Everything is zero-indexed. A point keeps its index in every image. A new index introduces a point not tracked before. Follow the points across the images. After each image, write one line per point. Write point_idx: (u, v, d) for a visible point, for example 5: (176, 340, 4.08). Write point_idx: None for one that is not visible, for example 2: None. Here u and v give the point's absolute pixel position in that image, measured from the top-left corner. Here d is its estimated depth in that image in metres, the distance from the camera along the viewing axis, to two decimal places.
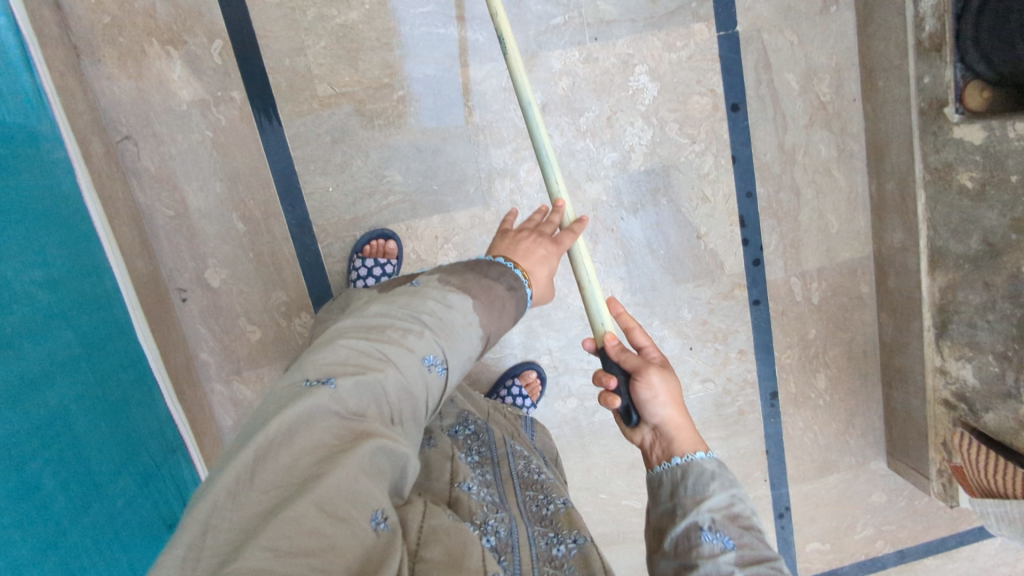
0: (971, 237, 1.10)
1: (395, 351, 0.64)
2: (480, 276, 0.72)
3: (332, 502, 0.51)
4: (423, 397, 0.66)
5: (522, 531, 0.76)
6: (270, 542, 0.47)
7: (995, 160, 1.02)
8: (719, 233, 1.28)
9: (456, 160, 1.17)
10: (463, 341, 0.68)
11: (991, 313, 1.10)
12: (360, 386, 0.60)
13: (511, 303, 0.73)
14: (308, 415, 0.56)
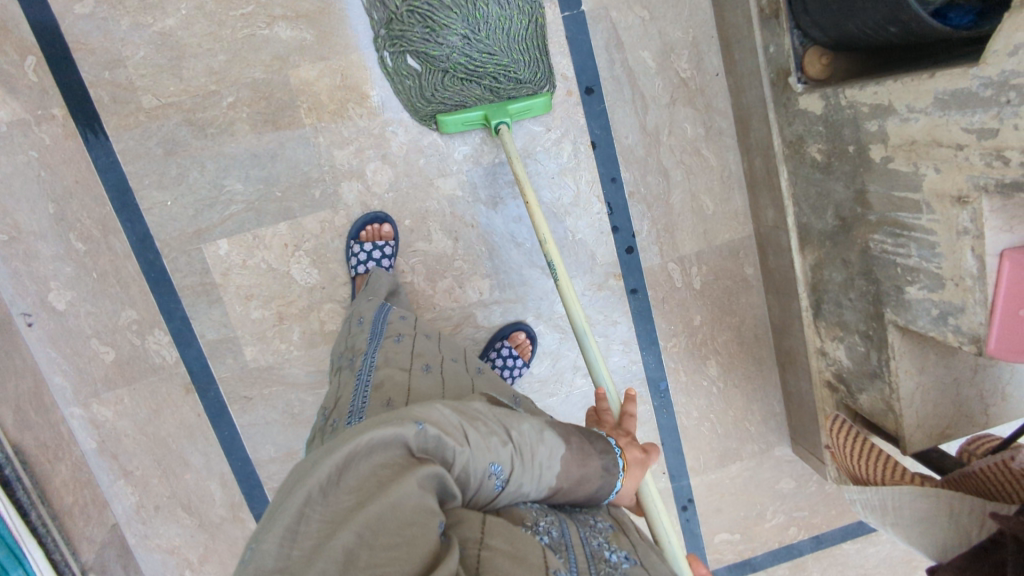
0: (827, 211, 1.05)
1: (476, 435, 0.62)
2: (586, 442, 0.70)
3: (405, 509, 0.52)
4: (496, 495, 0.64)
5: (574, 532, 0.65)
6: (355, 539, 0.49)
7: (834, 130, 0.97)
8: (586, 222, 1.24)
9: (297, 164, 1.14)
10: (540, 466, 0.65)
11: (852, 290, 1.05)
12: (441, 441, 0.59)
13: (595, 483, 0.69)
14: (397, 438, 0.57)
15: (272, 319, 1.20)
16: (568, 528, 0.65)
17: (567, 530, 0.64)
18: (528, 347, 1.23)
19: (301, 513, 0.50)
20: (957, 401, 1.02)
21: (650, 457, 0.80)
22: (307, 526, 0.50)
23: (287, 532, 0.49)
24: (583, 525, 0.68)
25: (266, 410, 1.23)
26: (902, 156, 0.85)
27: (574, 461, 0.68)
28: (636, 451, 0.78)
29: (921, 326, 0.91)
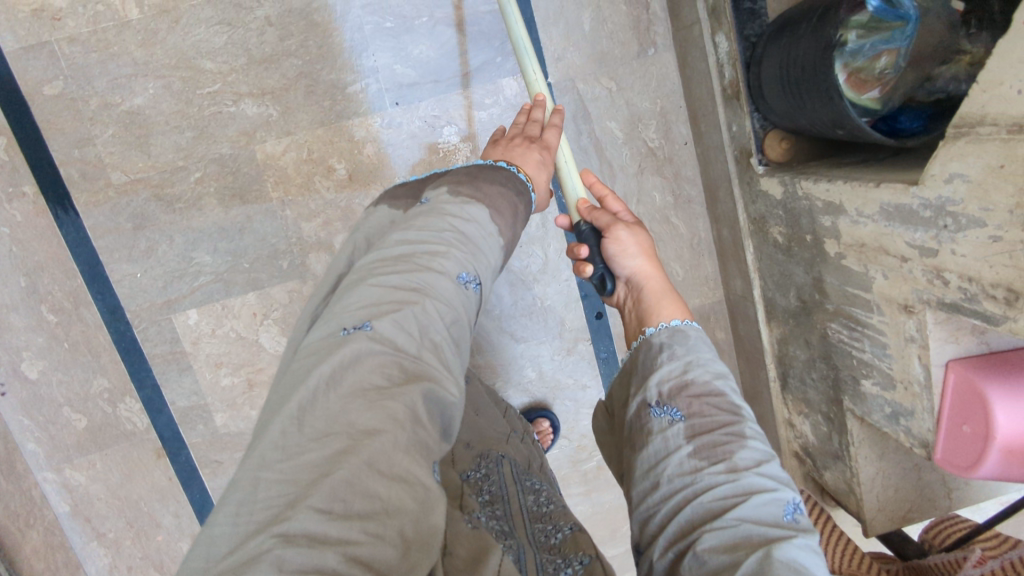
0: (789, 291, 1.05)
1: (427, 279, 0.59)
2: (490, 184, 0.71)
3: (386, 458, 0.45)
4: (463, 311, 0.61)
5: (531, 550, 0.62)
6: (324, 502, 0.41)
7: (794, 217, 0.96)
8: (555, 289, 1.24)
9: (264, 236, 1.15)
10: (489, 241, 0.67)
11: (814, 371, 1.04)
12: (402, 324, 0.54)
13: (518, 207, 0.72)
14: (358, 353, 0.51)
15: (242, 385, 1.21)
16: (527, 547, 0.63)
17: (526, 548, 0.62)
18: (549, 434, 1.27)
19: (257, 480, 0.43)
20: (919, 485, 1.01)
21: (551, 149, 0.83)
22: (266, 494, 0.43)
23: (245, 505, 0.42)
24: (538, 544, 0.67)
25: (236, 474, 1.25)
26: (853, 256, 0.85)
27: (505, 216, 0.70)
28: (535, 153, 0.79)
29: (876, 419, 0.90)
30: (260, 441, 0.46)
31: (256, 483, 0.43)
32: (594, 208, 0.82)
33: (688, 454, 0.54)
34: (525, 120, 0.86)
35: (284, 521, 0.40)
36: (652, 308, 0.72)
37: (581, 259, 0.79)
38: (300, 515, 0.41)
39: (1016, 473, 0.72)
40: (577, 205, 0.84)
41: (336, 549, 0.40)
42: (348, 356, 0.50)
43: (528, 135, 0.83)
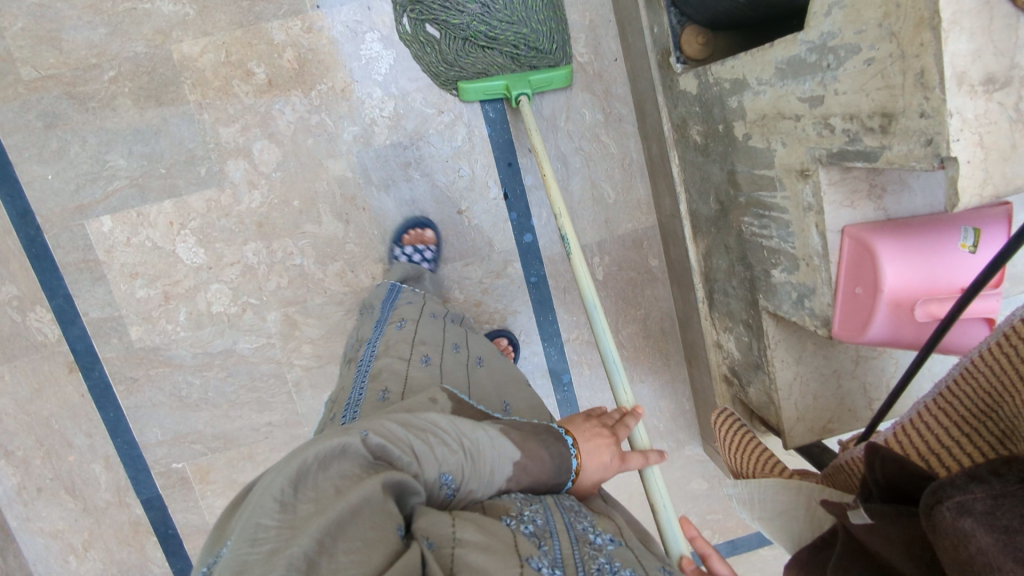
0: (709, 196, 1.02)
1: (425, 451, 0.59)
2: (540, 438, 0.67)
3: (368, 513, 0.50)
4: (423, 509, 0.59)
5: (559, 518, 0.60)
6: (316, 534, 0.47)
7: (708, 110, 0.94)
8: (482, 207, 1.22)
9: (181, 141, 1.13)
10: (489, 478, 0.62)
11: (733, 278, 1.02)
12: (383, 454, 0.57)
13: (549, 470, 0.66)
14: (347, 447, 0.55)
15: (157, 298, 1.18)
16: (554, 515, 0.61)
17: (553, 518, 0.60)
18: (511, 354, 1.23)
19: (252, 529, 0.47)
20: (840, 394, 0.98)
21: (627, 467, 0.73)
22: (264, 530, 0.48)
23: (244, 540, 0.47)
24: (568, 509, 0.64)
25: (152, 392, 1.22)
26: (757, 132, 0.82)
27: (532, 472, 0.65)
28: (606, 452, 0.71)
29: (785, 311, 0.88)
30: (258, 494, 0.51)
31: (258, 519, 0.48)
32: (698, 570, 0.68)
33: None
34: (616, 424, 0.78)
35: (287, 547, 0.46)
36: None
37: None
38: (300, 541, 0.46)
39: (907, 332, 0.70)
40: (682, 561, 0.70)
41: None
42: (338, 447, 0.55)
43: (609, 429, 0.75)
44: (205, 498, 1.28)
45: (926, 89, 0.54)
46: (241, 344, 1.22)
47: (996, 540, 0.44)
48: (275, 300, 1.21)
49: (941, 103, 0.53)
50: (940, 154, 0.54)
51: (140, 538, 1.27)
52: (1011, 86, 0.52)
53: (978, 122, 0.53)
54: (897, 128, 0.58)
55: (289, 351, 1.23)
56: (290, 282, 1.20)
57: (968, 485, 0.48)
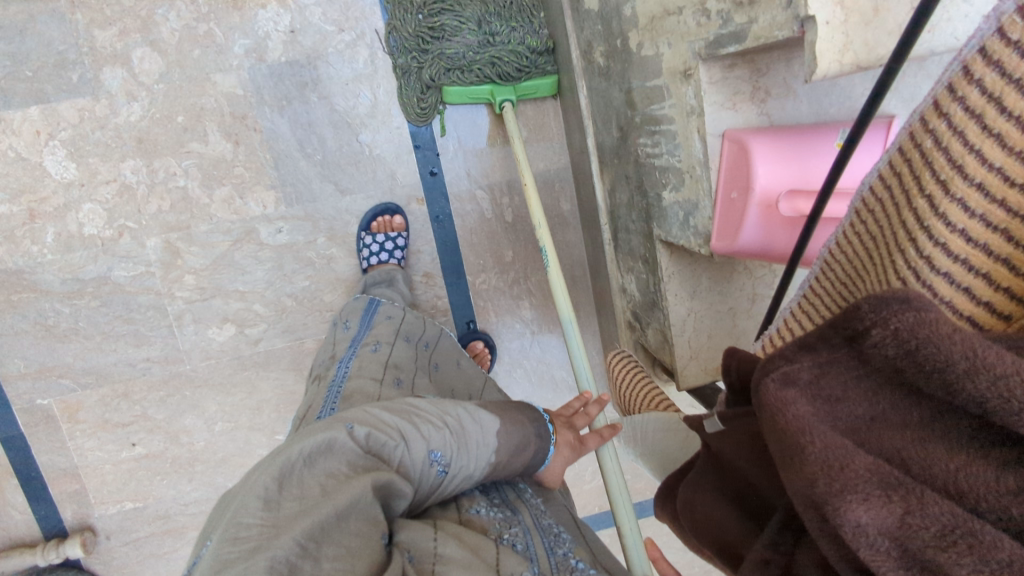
0: (611, 125, 0.97)
1: (408, 428, 0.60)
2: (513, 411, 0.70)
3: (347, 520, 0.48)
4: (420, 488, 0.60)
5: (539, 543, 0.59)
6: (301, 539, 0.45)
7: (607, 26, 0.89)
8: (385, 137, 1.15)
9: (49, 42, 1.03)
10: (477, 448, 0.64)
11: (633, 212, 0.97)
12: (375, 440, 0.57)
13: (531, 448, 0.69)
14: (336, 442, 0.54)
15: (21, 216, 1.08)
16: (534, 539, 0.60)
17: (532, 543, 0.59)
18: (487, 357, 1.22)
19: (235, 520, 0.46)
20: (735, 334, 0.94)
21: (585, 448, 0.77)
22: (245, 530, 0.45)
23: (223, 541, 0.44)
24: (546, 537, 0.62)
25: (15, 319, 1.12)
26: (647, 39, 0.77)
27: (513, 443, 0.67)
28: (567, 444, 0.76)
29: (674, 236, 0.83)
30: (239, 500, 0.48)
31: (239, 519, 0.46)
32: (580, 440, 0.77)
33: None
34: (579, 410, 0.83)
35: (264, 549, 0.43)
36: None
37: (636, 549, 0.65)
38: (276, 545, 0.44)
39: (779, 239, 0.65)
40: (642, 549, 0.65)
41: None
42: (324, 441, 0.53)
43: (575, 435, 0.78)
44: (74, 438, 1.19)
45: None
46: (116, 272, 1.13)
47: (814, 410, 0.38)
48: (155, 225, 1.12)
49: None
50: (800, 15, 0.50)
51: None
52: None
53: None
54: None
55: (170, 283, 1.15)
56: (172, 206, 1.12)
57: (796, 357, 0.42)
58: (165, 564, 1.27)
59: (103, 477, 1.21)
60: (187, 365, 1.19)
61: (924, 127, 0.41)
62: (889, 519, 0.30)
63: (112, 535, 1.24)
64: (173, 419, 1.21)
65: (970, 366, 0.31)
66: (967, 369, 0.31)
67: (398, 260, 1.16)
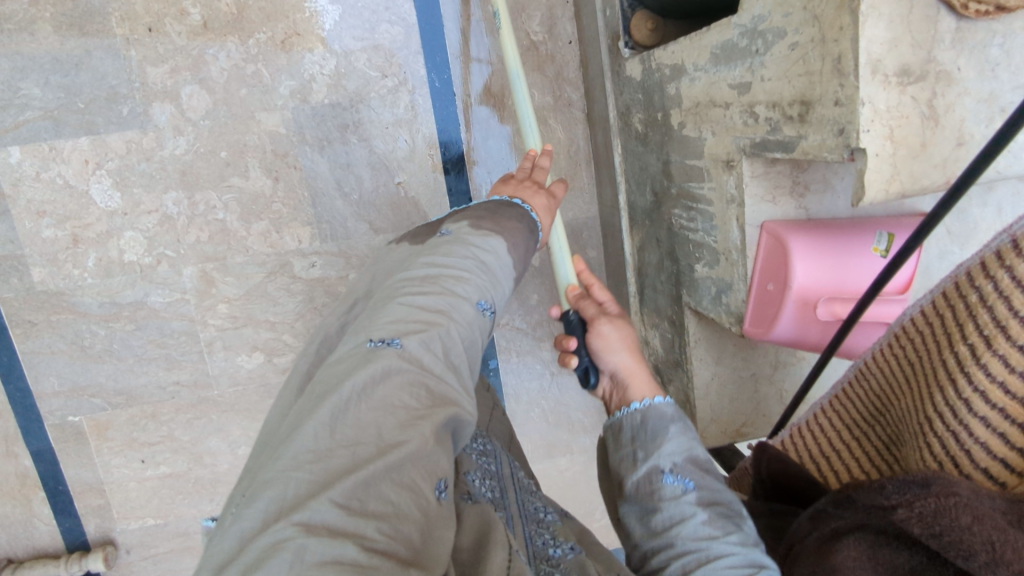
0: (645, 187, 1.00)
1: (451, 304, 0.59)
2: (504, 219, 0.72)
3: (403, 472, 0.45)
4: (480, 339, 0.62)
5: (520, 531, 0.58)
6: (344, 500, 0.41)
7: (649, 97, 0.92)
8: (420, 180, 1.18)
9: (103, 75, 1.06)
10: (506, 276, 0.68)
11: (660, 273, 1.00)
12: (426, 343, 0.54)
13: (526, 247, 0.73)
14: (387, 369, 0.50)
15: (65, 241, 1.11)
16: (516, 525, 0.59)
17: (516, 529, 0.58)
18: None
19: (285, 479, 0.42)
20: (756, 398, 0.97)
21: (555, 201, 0.84)
22: (292, 490, 0.41)
23: (271, 504, 0.41)
24: (530, 520, 0.62)
25: (52, 338, 1.15)
26: (691, 121, 0.80)
27: (521, 252, 0.71)
28: (540, 199, 0.81)
29: (704, 308, 0.86)
30: (285, 448, 0.44)
31: (281, 485, 0.42)
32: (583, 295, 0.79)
33: (704, 521, 0.53)
34: (531, 168, 0.86)
35: (300, 511, 0.40)
36: (638, 391, 0.67)
37: (568, 351, 0.74)
38: (316, 507, 0.40)
39: (812, 332, 0.69)
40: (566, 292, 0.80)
41: (353, 542, 0.39)
42: (376, 373, 0.49)
43: (536, 181, 0.84)
44: (101, 455, 1.22)
45: (842, 76, 0.52)
46: (152, 299, 1.16)
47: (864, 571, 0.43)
48: (193, 255, 1.15)
49: (854, 90, 0.51)
50: (851, 144, 0.53)
51: (27, 492, 1.21)
52: (926, 81, 0.51)
53: (889, 115, 0.51)
54: (813, 117, 0.56)
55: (204, 310, 1.18)
56: (210, 237, 1.15)
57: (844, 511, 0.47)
58: None
59: (127, 493, 1.24)
60: (215, 390, 1.22)
61: (970, 281, 0.44)
62: None
63: (132, 550, 1.27)
64: (198, 441, 1.24)
65: (990, 559, 0.35)
66: (987, 560, 0.35)
67: None
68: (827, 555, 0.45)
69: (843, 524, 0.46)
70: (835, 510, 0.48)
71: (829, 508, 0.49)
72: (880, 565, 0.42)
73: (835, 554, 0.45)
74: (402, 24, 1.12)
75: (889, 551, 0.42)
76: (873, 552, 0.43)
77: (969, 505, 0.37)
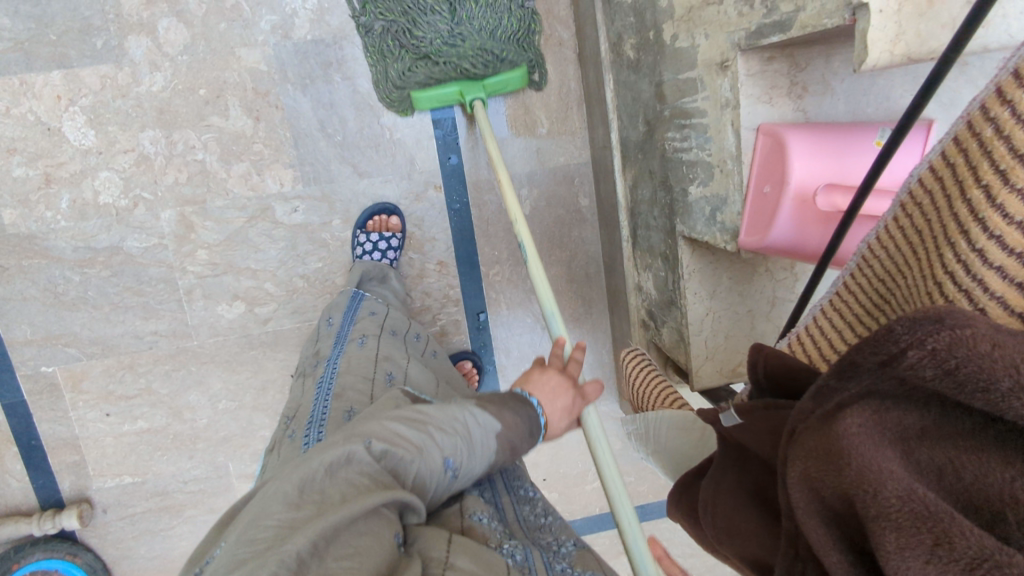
0: (638, 119, 0.96)
1: (430, 427, 0.56)
2: (504, 406, 0.63)
3: (361, 527, 0.46)
4: (436, 495, 0.57)
5: (538, 556, 0.54)
6: (310, 544, 0.43)
7: (640, 17, 0.88)
8: (406, 122, 1.14)
9: (75, 6, 1.02)
10: (483, 449, 0.60)
11: (654, 208, 0.96)
12: (391, 457, 0.53)
13: (526, 427, 0.63)
14: (352, 455, 0.51)
15: (37, 181, 1.07)
16: (534, 551, 0.54)
17: (532, 554, 0.54)
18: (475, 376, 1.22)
19: (254, 527, 0.45)
20: (752, 335, 0.93)
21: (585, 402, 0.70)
22: (262, 532, 0.45)
23: (244, 543, 0.44)
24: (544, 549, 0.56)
25: (24, 283, 1.11)
26: (683, 30, 0.76)
27: (517, 434, 0.62)
28: (565, 398, 0.69)
29: (698, 233, 0.82)
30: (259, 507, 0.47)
31: (258, 527, 0.45)
32: None
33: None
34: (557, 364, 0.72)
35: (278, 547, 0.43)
36: None
37: None
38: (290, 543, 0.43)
39: (811, 235, 0.64)
40: None
41: None
42: (337, 460, 0.50)
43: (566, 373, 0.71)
44: (76, 408, 1.18)
45: None
46: (127, 243, 1.12)
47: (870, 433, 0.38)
48: (172, 197, 1.11)
49: None
50: (852, 3, 0.49)
51: None
52: None
53: None
54: None
55: (183, 256, 1.14)
56: (189, 179, 1.11)
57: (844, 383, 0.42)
58: (161, 543, 1.26)
59: (103, 449, 1.20)
60: (194, 341, 1.18)
61: (983, 116, 0.40)
62: (920, 546, 0.32)
63: (109, 508, 1.23)
64: (177, 394, 1.20)
65: (1016, 384, 0.32)
66: (1013, 387, 0.32)
67: (392, 261, 1.15)
68: (828, 427, 0.41)
69: (847, 395, 0.41)
70: (837, 383, 0.43)
71: (830, 382, 0.44)
72: (888, 429, 0.38)
73: (838, 424, 0.40)
74: None
75: (896, 413, 0.38)
76: (880, 416, 0.39)
77: (988, 336, 0.34)
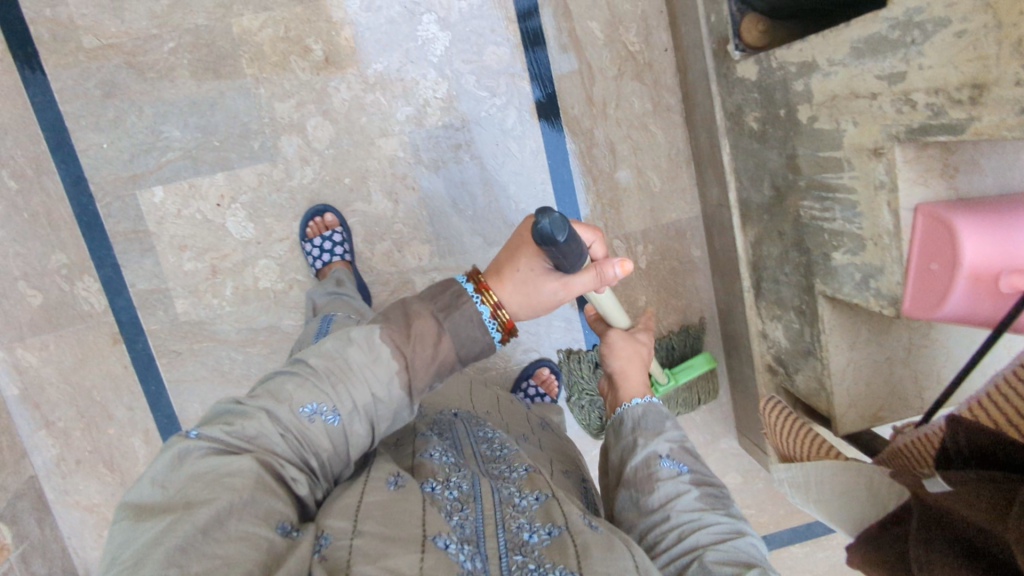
0: (763, 183, 1.03)
1: (262, 402, 0.60)
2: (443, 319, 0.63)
3: (224, 529, 0.48)
4: (316, 448, 0.60)
5: (483, 483, 0.63)
6: (164, 567, 0.44)
7: (767, 94, 0.95)
8: (529, 193, 1.23)
9: (236, 114, 1.14)
10: (362, 386, 0.62)
11: (786, 265, 1.02)
12: (232, 435, 0.57)
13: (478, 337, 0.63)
14: (186, 454, 0.54)
15: (205, 272, 1.18)
16: (479, 479, 0.64)
17: (477, 482, 0.63)
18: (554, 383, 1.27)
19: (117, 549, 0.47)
20: (890, 381, 0.99)
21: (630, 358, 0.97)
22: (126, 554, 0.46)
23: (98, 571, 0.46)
24: (495, 479, 0.66)
25: (195, 365, 1.21)
26: (825, 114, 0.83)
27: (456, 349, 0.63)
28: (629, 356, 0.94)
29: (846, 293, 0.88)
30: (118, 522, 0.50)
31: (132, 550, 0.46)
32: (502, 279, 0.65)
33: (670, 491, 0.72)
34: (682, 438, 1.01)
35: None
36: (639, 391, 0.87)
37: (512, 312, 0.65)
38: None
39: (984, 307, 0.70)
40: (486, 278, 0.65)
41: None
42: (173, 458, 0.54)
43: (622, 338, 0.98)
44: None
45: None
46: (284, 322, 1.22)
47: None
48: None
49: None
50: None
51: None
52: None
53: None
54: (989, 99, 0.60)
55: None
56: None
57: None
58: None
59: None
60: None
61: None
62: None
63: None
64: None
65: None
66: None
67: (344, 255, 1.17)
68: None
69: None
70: None
71: None
72: None
73: None
74: (510, 43, 1.17)
75: None
76: None
77: None
